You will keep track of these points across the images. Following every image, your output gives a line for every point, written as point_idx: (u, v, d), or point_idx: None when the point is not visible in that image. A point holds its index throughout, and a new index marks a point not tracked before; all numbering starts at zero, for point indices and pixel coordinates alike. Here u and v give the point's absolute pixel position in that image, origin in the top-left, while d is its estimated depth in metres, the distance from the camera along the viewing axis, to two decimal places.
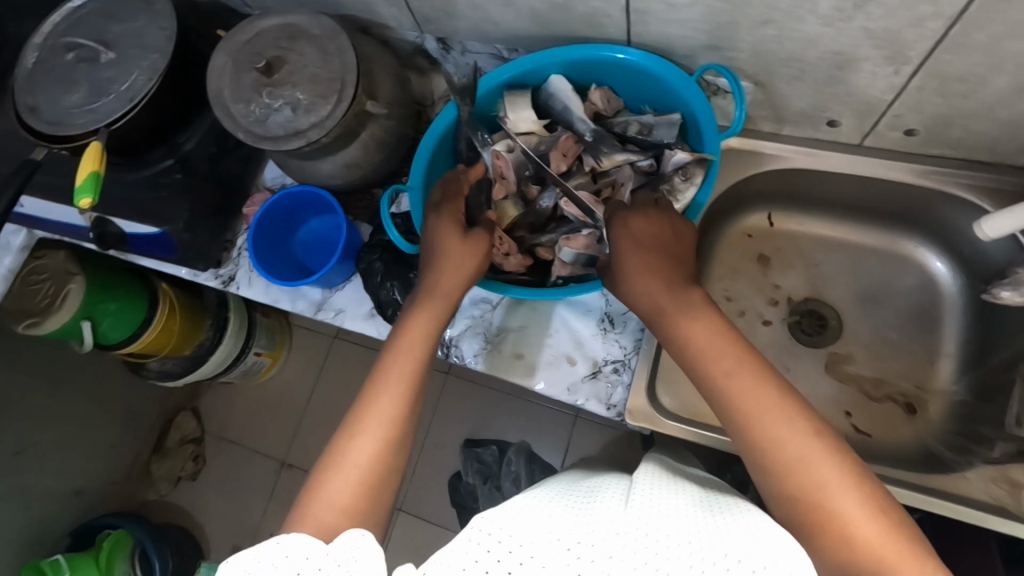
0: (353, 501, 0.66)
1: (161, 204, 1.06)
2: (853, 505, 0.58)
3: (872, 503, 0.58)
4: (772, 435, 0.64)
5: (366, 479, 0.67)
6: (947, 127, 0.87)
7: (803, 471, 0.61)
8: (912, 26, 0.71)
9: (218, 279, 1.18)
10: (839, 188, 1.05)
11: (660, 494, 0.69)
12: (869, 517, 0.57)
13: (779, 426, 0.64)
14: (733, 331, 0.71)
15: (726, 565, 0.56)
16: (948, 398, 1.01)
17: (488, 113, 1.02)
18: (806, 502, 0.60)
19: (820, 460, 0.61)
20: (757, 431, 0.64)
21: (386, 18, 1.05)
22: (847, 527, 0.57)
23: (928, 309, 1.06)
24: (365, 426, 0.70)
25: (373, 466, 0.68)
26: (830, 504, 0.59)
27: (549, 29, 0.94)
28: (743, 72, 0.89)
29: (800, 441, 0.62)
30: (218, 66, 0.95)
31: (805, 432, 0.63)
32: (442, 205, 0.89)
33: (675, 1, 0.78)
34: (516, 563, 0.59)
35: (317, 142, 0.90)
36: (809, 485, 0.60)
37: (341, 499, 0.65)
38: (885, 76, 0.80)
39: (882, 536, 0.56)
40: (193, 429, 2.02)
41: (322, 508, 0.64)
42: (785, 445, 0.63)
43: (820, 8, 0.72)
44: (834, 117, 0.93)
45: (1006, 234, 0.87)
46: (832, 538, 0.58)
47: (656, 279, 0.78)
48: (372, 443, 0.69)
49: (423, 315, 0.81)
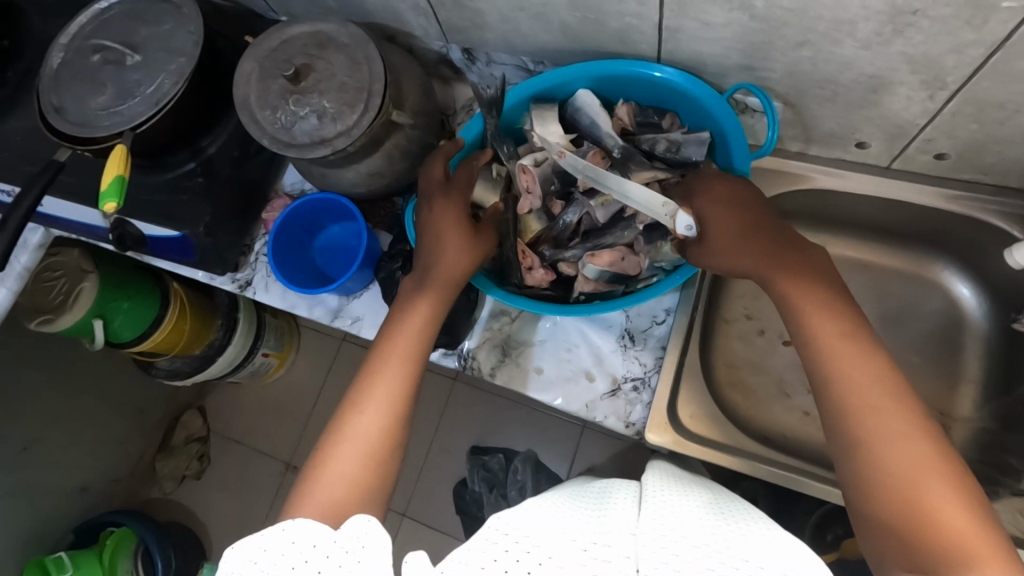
0: (359, 475, 0.72)
1: (179, 207, 1.05)
2: (935, 486, 0.59)
3: (956, 486, 0.59)
4: (870, 405, 0.65)
5: (369, 459, 0.73)
6: (980, 153, 0.86)
7: (886, 441, 0.63)
8: (953, 52, 0.70)
9: (235, 283, 1.18)
10: (865, 210, 1.04)
11: (668, 495, 0.68)
12: (949, 498, 0.58)
13: (876, 400, 0.65)
14: (838, 303, 0.73)
15: (736, 564, 0.56)
16: (971, 426, 0.99)
17: (513, 125, 1.02)
18: (888, 476, 0.62)
19: (913, 439, 0.62)
20: (851, 399, 0.66)
21: (413, 27, 1.05)
22: (920, 502, 0.59)
23: (952, 333, 1.05)
24: (367, 402, 0.77)
25: (376, 442, 0.74)
26: (919, 484, 0.60)
27: (579, 43, 0.93)
28: (774, 92, 0.89)
29: (898, 418, 0.64)
30: (246, 71, 0.94)
31: (902, 408, 0.64)
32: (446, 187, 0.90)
33: (712, 20, 0.78)
34: (534, 564, 0.57)
35: (342, 151, 0.90)
36: (888, 459, 0.62)
37: (349, 474, 0.72)
38: (921, 101, 0.80)
39: (968, 530, 0.57)
40: (199, 428, 2.02)
41: (329, 480, 0.71)
42: (882, 416, 0.64)
43: (859, 32, 0.71)
44: (863, 138, 0.92)
45: None
46: (904, 512, 0.60)
47: (748, 243, 0.79)
48: (378, 419, 0.76)
49: (423, 303, 0.84)
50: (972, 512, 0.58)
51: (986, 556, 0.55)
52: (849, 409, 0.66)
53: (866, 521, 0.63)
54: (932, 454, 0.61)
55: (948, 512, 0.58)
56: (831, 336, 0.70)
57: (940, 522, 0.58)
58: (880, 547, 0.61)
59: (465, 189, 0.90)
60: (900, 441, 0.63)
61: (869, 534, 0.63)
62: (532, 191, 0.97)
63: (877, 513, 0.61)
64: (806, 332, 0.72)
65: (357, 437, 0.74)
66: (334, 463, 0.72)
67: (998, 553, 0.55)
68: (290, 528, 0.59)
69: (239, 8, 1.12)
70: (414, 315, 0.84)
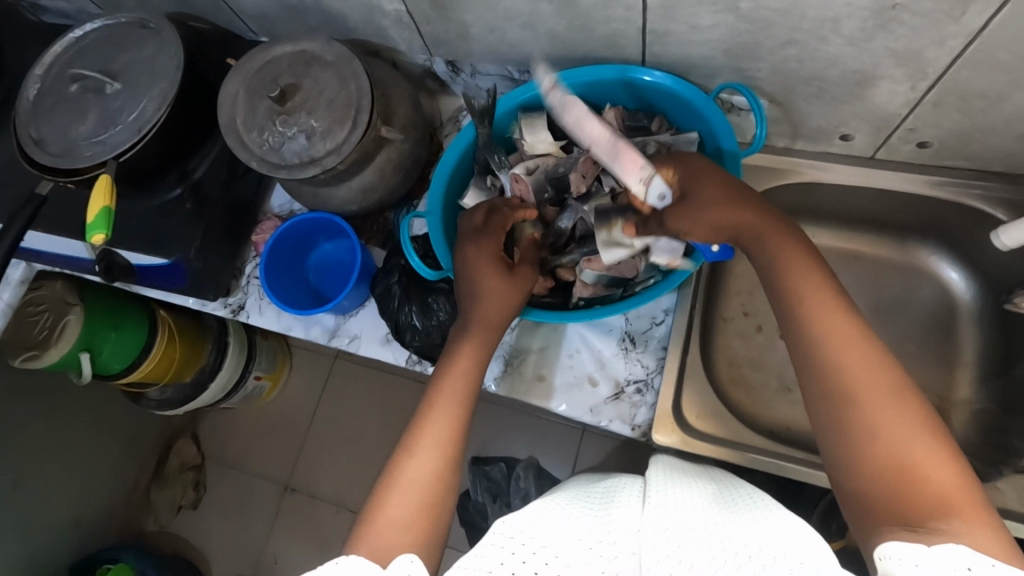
0: (414, 519, 0.68)
1: (168, 234, 1.04)
2: (918, 445, 0.59)
3: (941, 450, 0.59)
4: (851, 364, 0.65)
5: (422, 499, 0.69)
6: (963, 140, 0.88)
7: (873, 408, 0.62)
8: (935, 44, 0.72)
9: (227, 308, 1.16)
10: (852, 201, 1.05)
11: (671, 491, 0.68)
12: (937, 463, 0.58)
13: (859, 360, 0.65)
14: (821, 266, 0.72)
15: (747, 553, 0.55)
16: (971, 408, 1.01)
17: (504, 134, 1.02)
18: (877, 444, 0.61)
19: (894, 396, 0.62)
20: (834, 357, 0.66)
21: (397, 42, 1.04)
22: (909, 468, 0.59)
23: (945, 318, 1.07)
24: (422, 444, 0.73)
25: (428, 483, 0.71)
26: (901, 440, 0.60)
27: (565, 51, 0.94)
28: (760, 90, 0.90)
29: (880, 375, 0.64)
30: (231, 94, 0.93)
31: (887, 374, 0.64)
32: (484, 234, 0.89)
33: (698, 22, 0.78)
34: (541, 563, 0.56)
35: (333, 169, 0.89)
36: (878, 426, 0.62)
37: (404, 518, 0.67)
38: (906, 95, 0.81)
39: (949, 484, 0.57)
40: (193, 455, 1.98)
41: (381, 527, 0.66)
42: (864, 376, 0.64)
43: (843, 28, 0.73)
44: (848, 132, 0.94)
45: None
46: (893, 478, 0.59)
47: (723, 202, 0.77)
48: (430, 462, 0.72)
49: (470, 347, 0.83)
50: (958, 476, 0.58)
51: (968, 508, 0.55)
52: (835, 378, 0.65)
53: (851, 482, 0.62)
54: (912, 410, 0.62)
55: (936, 476, 0.57)
56: (815, 303, 0.69)
57: (929, 486, 0.57)
58: (862, 506, 0.60)
59: (500, 234, 0.90)
60: (887, 407, 0.62)
61: (851, 493, 0.62)
62: (526, 199, 0.98)
63: (864, 473, 0.61)
64: (789, 299, 0.71)
65: (408, 478, 0.70)
66: (387, 505, 0.68)
67: (984, 513, 0.55)
68: (344, 561, 0.59)
69: (217, 29, 1.11)
70: (461, 358, 0.82)
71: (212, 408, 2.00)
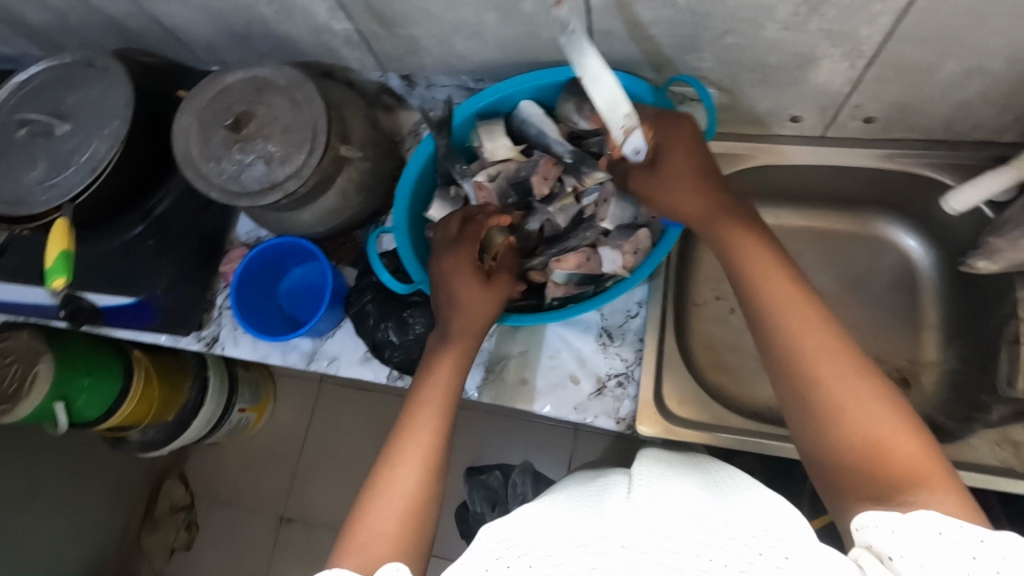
0: (399, 529, 0.68)
1: (133, 273, 1.03)
2: (881, 420, 0.62)
3: (904, 425, 0.61)
4: (811, 346, 0.67)
5: (404, 513, 0.69)
6: (905, 112, 0.91)
7: (839, 389, 0.64)
8: (866, 22, 0.74)
9: (201, 341, 1.12)
10: (808, 179, 1.08)
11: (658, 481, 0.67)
12: (901, 439, 0.61)
13: (818, 343, 0.67)
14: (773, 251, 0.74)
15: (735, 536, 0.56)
16: (939, 368, 1.04)
17: (463, 143, 1.03)
18: (847, 422, 0.63)
19: (855, 376, 0.64)
20: (795, 343, 0.67)
21: (349, 61, 1.05)
22: (876, 444, 0.61)
23: (907, 284, 1.10)
24: (405, 455, 0.73)
25: (413, 495, 0.70)
26: (866, 419, 0.62)
27: (515, 56, 0.95)
28: (708, 80, 0.92)
29: (839, 356, 0.66)
30: (185, 127, 0.92)
31: (846, 353, 0.66)
32: (459, 243, 0.89)
33: (640, 19, 0.80)
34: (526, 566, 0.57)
35: (295, 192, 0.89)
36: (841, 406, 0.64)
37: (388, 527, 0.67)
38: (844, 72, 0.84)
39: (915, 458, 0.59)
40: (182, 495, 1.94)
41: (368, 539, 0.66)
42: (825, 357, 0.66)
43: (778, 14, 0.75)
44: (797, 113, 0.96)
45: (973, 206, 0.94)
46: (867, 457, 0.61)
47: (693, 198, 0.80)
48: (413, 472, 0.72)
49: (451, 354, 0.83)
50: (923, 449, 0.60)
51: (935, 480, 0.58)
52: (798, 362, 0.67)
53: (823, 464, 0.64)
54: (872, 388, 0.64)
55: (904, 450, 0.60)
56: (773, 290, 0.71)
57: (897, 461, 0.60)
58: (837, 486, 0.62)
59: (476, 244, 0.90)
60: (852, 385, 0.64)
61: (825, 474, 0.64)
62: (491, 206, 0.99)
63: (836, 455, 0.63)
64: (747, 286, 0.73)
65: (393, 491, 0.70)
66: (369, 518, 0.68)
67: (949, 482, 0.57)
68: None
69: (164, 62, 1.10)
70: (443, 365, 0.82)
71: (198, 445, 1.96)
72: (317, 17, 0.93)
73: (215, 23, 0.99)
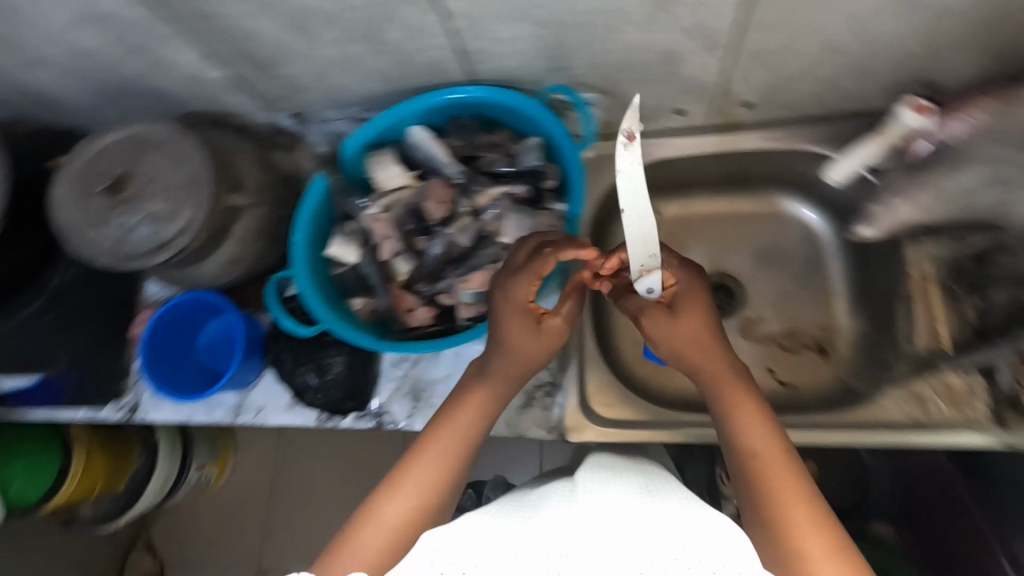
0: (378, 557, 0.66)
1: (34, 347, 0.99)
2: (804, 521, 0.63)
3: (836, 543, 0.62)
4: (750, 433, 0.72)
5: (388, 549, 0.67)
6: (780, 93, 0.95)
7: (781, 494, 0.66)
8: (715, 15, 0.77)
9: (121, 411, 1.06)
10: (708, 167, 1.10)
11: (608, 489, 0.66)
12: (827, 554, 0.61)
13: (761, 433, 0.72)
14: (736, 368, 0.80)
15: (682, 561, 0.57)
16: (853, 332, 1.08)
17: (358, 175, 1.03)
18: (783, 519, 0.64)
19: (784, 474, 0.68)
20: (743, 431, 0.73)
21: (234, 106, 1.03)
22: (806, 550, 0.61)
23: (815, 254, 1.13)
24: (404, 484, 0.72)
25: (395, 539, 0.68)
26: (783, 506, 0.65)
27: (397, 83, 0.95)
28: (587, 85, 0.94)
29: (774, 449, 0.70)
30: (63, 196, 0.89)
31: (781, 452, 0.70)
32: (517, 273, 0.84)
33: (503, 35, 0.81)
34: None
35: (185, 249, 0.86)
36: (767, 488, 0.67)
37: (369, 555, 0.66)
38: (712, 61, 0.86)
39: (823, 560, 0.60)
40: (150, 565, 1.86)
41: (347, 565, 0.65)
42: (760, 449, 0.70)
43: (633, 17, 0.77)
44: (680, 106, 0.99)
45: (851, 176, 0.99)
46: (794, 553, 0.61)
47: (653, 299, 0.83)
48: (407, 503, 0.70)
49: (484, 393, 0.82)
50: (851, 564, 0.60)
51: None
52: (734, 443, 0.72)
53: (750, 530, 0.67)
54: (801, 486, 0.67)
55: (825, 555, 0.61)
56: (728, 392, 0.77)
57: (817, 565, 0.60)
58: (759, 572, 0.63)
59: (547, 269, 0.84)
60: (791, 492, 0.66)
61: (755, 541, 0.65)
62: (391, 235, 0.98)
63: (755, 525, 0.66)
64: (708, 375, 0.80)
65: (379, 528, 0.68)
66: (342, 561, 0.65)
67: None
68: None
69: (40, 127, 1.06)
70: (476, 399, 0.81)
71: (160, 510, 1.90)
72: (183, 67, 0.91)
73: (84, 84, 0.96)
